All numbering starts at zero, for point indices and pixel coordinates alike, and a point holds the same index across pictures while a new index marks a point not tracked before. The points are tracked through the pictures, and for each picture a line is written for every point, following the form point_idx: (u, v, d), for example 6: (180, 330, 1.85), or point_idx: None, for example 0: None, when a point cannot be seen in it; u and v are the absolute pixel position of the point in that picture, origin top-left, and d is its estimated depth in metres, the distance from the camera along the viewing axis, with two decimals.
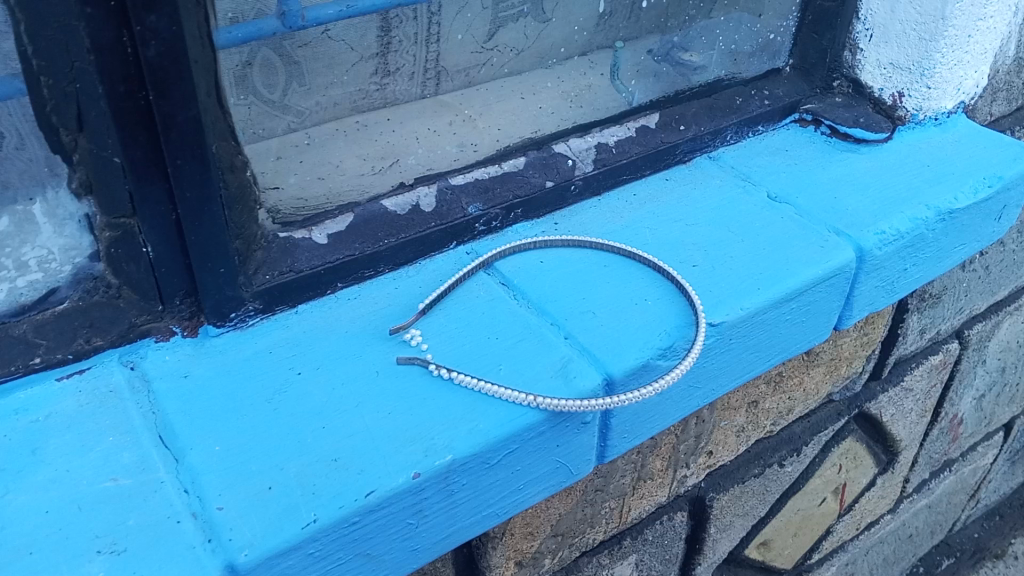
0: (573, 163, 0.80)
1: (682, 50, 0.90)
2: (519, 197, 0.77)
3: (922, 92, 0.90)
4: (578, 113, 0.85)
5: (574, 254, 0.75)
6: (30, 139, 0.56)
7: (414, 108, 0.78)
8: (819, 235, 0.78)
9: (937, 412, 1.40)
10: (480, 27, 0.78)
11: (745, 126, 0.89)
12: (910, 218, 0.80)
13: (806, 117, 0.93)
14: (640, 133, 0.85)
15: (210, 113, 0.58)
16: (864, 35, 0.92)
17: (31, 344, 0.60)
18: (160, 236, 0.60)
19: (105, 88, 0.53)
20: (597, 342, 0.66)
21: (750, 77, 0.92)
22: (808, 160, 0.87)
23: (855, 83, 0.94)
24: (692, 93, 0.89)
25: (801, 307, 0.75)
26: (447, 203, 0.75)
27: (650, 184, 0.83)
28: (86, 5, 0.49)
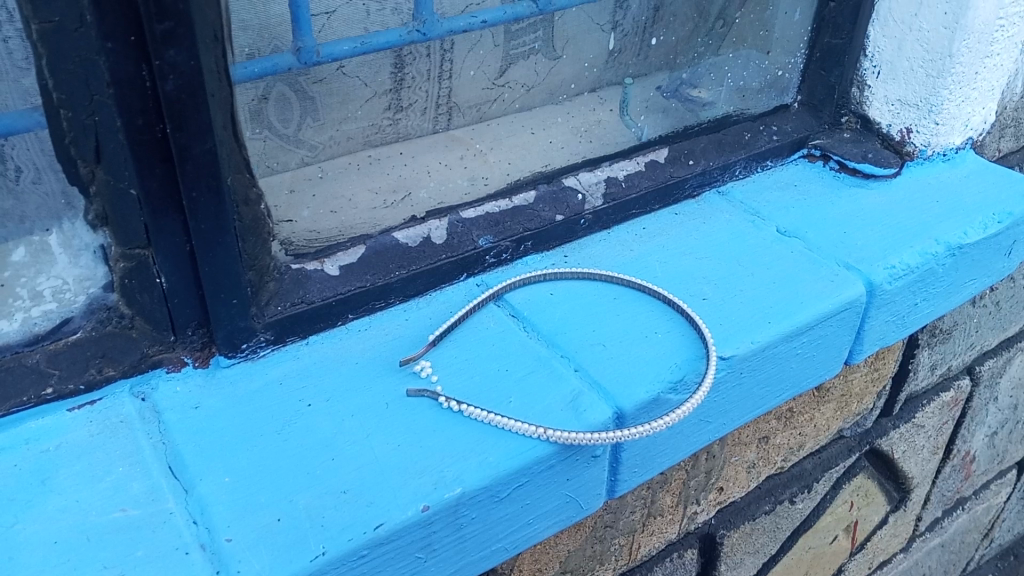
0: (583, 198, 0.80)
1: (691, 86, 0.91)
2: (530, 230, 0.77)
3: (930, 128, 0.91)
4: (587, 148, 0.85)
5: (583, 287, 0.75)
6: (47, 173, 0.57)
7: (426, 142, 0.80)
8: (829, 269, 0.78)
9: (949, 449, 1.38)
10: (491, 64, 0.81)
11: (754, 161, 0.90)
12: (919, 252, 0.81)
13: (814, 152, 0.93)
14: (650, 167, 0.84)
15: (225, 145, 0.59)
16: (871, 72, 0.92)
17: (44, 374, 0.60)
18: (173, 267, 0.60)
19: (123, 121, 0.54)
20: (607, 375, 0.66)
21: (758, 113, 0.92)
22: (817, 195, 0.88)
23: (863, 119, 0.95)
24: (702, 129, 0.89)
25: (811, 341, 0.75)
26: (458, 236, 0.75)
27: (660, 219, 0.84)
28: (107, 40, 0.50)
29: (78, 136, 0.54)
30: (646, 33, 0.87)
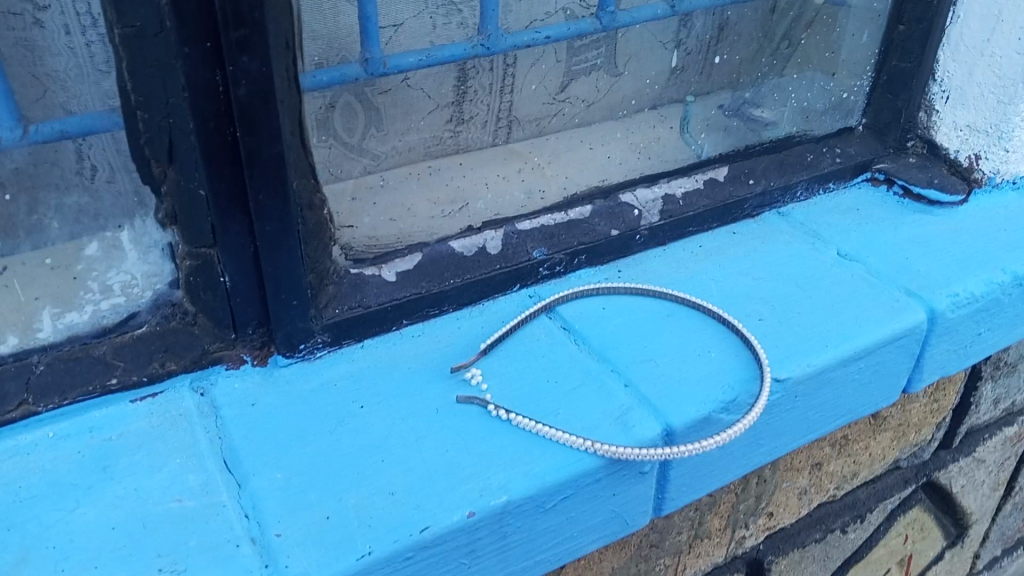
0: (639, 213, 0.79)
1: (753, 105, 0.91)
2: (584, 244, 0.77)
3: (1000, 155, 0.88)
4: (646, 163, 0.85)
5: (637, 302, 0.75)
6: (121, 173, 0.59)
7: (485, 154, 0.81)
8: (890, 295, 0.76)
9: (1011, 486, 1.34)
10: (553, 79, 0.83)
11: (817, 182, 0.88)
12: (985, 281, 0.78)
13: (878, 176, 0.91)
14: (708, 185, 0.83)
15: (293, 150, 0.60)
16: (940, 97, 0.89)
17: (109, 365, 0.62)
18: (237, 267, 0.62)
19: (196, 124, 0.55)
20: (658, 391, 0.66)
21: (821, 135, 0.90)
22: (880, 219, 0.86)
23: (929, 143, 0.91)
24: (763, 148, 0.87)
25: (868, 367, 0.74)
26: (513, 247, 0.74)
27: (717, 237, 0.83)
28: (184, 46, 0.52)
29: (152, 137, 0.57)
30: (709, 52, 0.89)
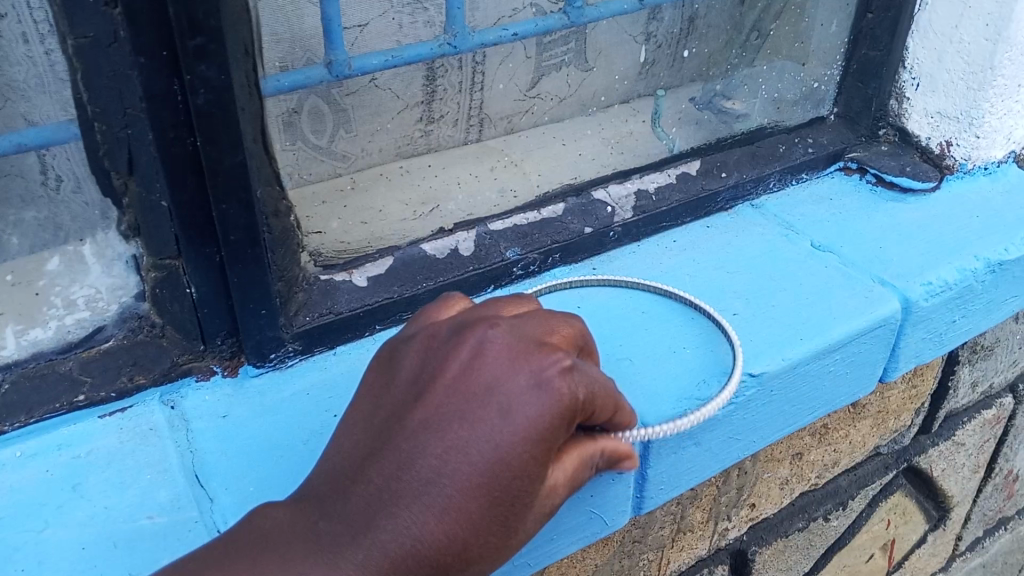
0: (612, 210, 0.79)
1: (725, 98, 0.90)
2: (558, 242, 0.75)
3: (970, 142, 0.87)
4: (619, 159, 0.85)
5: (611, 299, 0.74)
6: (86, 183, 0.58)
7: (457, 153, 0.81)
8: (864, 285, 0.76)
9: (991, 468, 1.35)
10: (523, 76, 0.83)
11: (789, 173, 0.87)
12: (958, 268, 0.78)
13: (851, 165, 0.90)
14: (681, 180, 0.82)
15: (256, 158, 0.59)
16: (910, 84, 0.89)
17: (76, 380, 0.61)
18: (204, 278, 0.61)
19: (155, 134, 0.54)
20: (633, 389, 0.66)
21: (793, 126, 0.89)
22: (853, 209, 0.86)
23: (900, 131, 0.91)
24: (734, 141, 0.87)
25: (844, 358, 0.74)
26: (486, 248, 0.74)
27: (690, 232, 0.82)
28: (140, 56, 0.51)
29: (111, 148, 0.55)
30: (680, 45, 0.88)
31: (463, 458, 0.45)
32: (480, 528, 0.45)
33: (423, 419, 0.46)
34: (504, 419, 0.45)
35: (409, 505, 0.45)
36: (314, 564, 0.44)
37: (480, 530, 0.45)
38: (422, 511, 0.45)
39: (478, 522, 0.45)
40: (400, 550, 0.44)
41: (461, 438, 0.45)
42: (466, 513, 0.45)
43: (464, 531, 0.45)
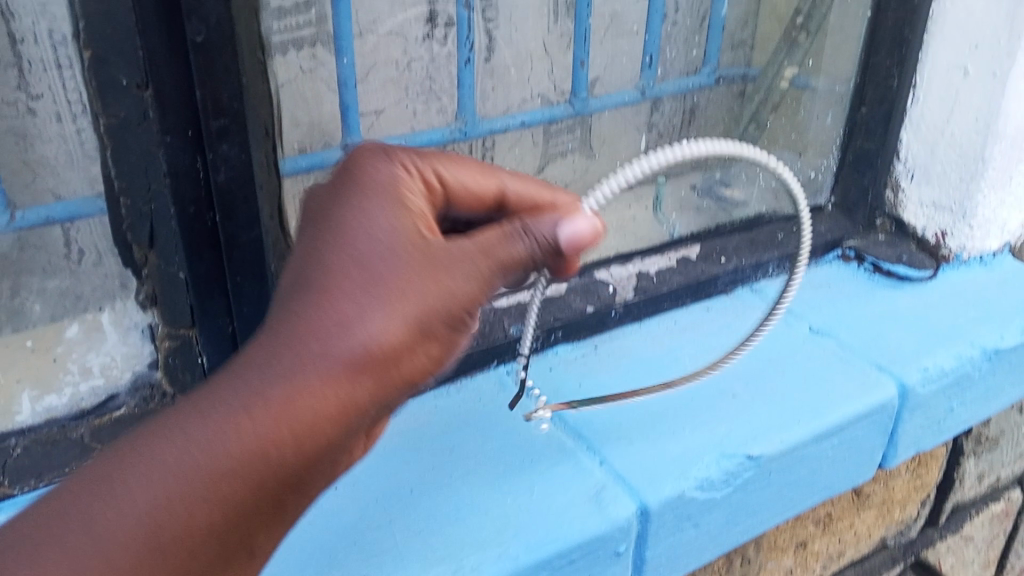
0: (613, 290, 0.80)
1: (723, 185, 0.96)
2: (559, 320, 0.77)
3: (965, 232, 0.89)
4: (621, 242, 0.86)
5: (612, 379, 0.75)
6: (107, 257, 0.62)
7: None
8: (861, 370, 0.77)
9: (1002, 563, 1.32)
10: (530, 161, 0.86)
11: (787, 260, 0.89)
12: (955, 355, 0.79)
13: (848, 253, 0.93)
14: (681, 264, 0.85)
15: (272, 234, 0.62)
16: (904, 174, 0.91)
17: (87, 447, 0.61)
18: (215, 348, 0.64)
19: (176, 210, 0.57)
20: (631, 468, 0.67)
21: (792, 214, 0.91)
22: (851, 296, 0.87)
23: (897, 221, 0.94)
24: (733, 227, 0.89)
25: (842, 443, 0.74)
26: (490, 324, 0.75)
27: (692, 313, 0.84)
28: (166, 135, 0.54)
29: (134, 223, 0.59)
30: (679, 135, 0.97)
31: (364, 251, 0.44)
32: (412, 295, 0.43)
33: (316, 244, 0.45)
34: (393, 204, 0.47)
35: (305, 335, 0.42)
36: (196, 426, 0.39)
37: (414, 307, 0.43)
38: (315, 341, 0.41)
39: (404, 281, 0.44)
40: (307, 361, 0.41)
41: (353, 236, 0.45)
42: (395, 284, 0.43)
43: (400, 318, 0.43)
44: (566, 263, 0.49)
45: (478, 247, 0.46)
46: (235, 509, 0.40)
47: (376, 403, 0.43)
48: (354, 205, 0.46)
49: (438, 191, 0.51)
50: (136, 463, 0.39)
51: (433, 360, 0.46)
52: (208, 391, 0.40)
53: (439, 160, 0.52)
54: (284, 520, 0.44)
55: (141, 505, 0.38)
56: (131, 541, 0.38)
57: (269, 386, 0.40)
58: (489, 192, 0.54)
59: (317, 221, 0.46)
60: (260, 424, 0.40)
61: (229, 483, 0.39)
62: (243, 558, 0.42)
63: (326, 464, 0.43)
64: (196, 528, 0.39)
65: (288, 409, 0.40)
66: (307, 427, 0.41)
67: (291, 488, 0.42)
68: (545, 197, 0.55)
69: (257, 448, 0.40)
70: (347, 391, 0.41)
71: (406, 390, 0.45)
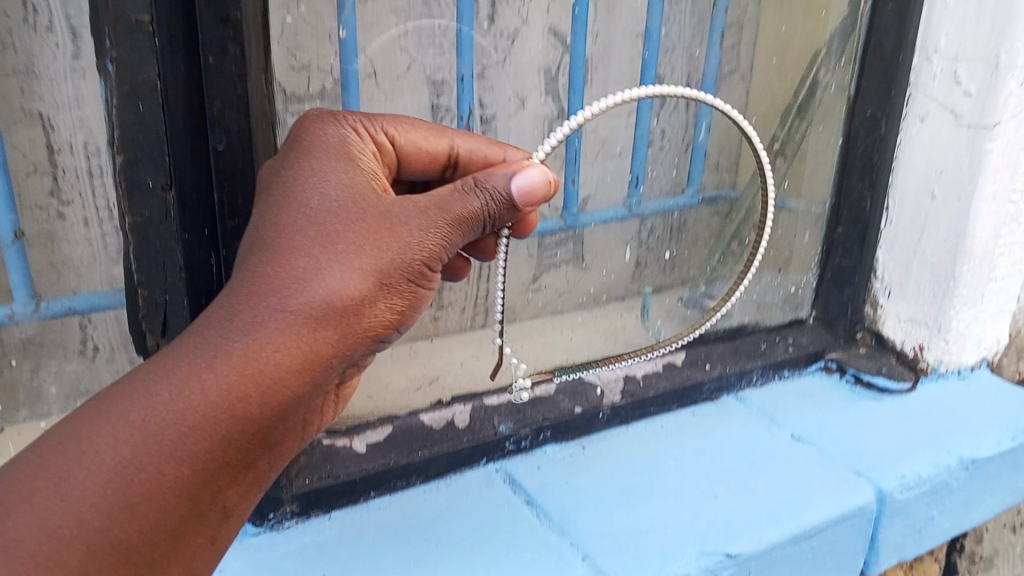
0: (601, 392, 0.84)
1: (708, 297, 0.98)
2: (548, 418, 0.80)
3: (942, 346, 0.93)
4: (608, 347, 0.92)
5: (598, 478, 0.78)
6: (120, 350, 0.74)
7: (466, 337, 0.91)
8: (839, 475, 0.79)
9: None
10: (525, 271, 0.93)
11: (771, 369, 0.93)
12: (932, 462, 0.82)
13: (830, 364, 0.96)
14: (667, 368, 0.89)
15: None
16: (883, 291, 0.96)
17: None
18: None
19: (189, 301, 0.62)
20: (613, 564, 0.68)
21: (773, 326, 0.97)
22: (833, 406, 0.90)
23: (877, 336, 0.98)
24: (717, 335, 0.94)
25: (822, 546, 0.76)
26: (480, 420, 0.79)
27: (678, 417, 0.87)
28: (186, 233, 0.60)
29: (149, 313, 0.63)
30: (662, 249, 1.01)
31: (315, 209, 0.51)
32: (363, 249, 0.51)
33: (270, 208, 0.52)
34: (340, 165, 0.54)
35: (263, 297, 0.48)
36: (167, 382, 0.45)
37: (368, 261, 0.51)
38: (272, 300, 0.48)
39: (358, 238, 0.51)
40: (267, 322, 0.48)
41: (303, 192, 0.52)
42: (347, 238, 0.51)
43: (352, 268, 0.50)
44: (520, 211, 0.58)
45: (433, 200, 0.54)
46: (203, 464, 0.45)
47: (340, 349, 0.51)
48: (305, 163, 0.54)
49: (390, 148, 0.62)
50: (103, 425, 0.44)
51: (395, 312, 0.54)
52: (174, 354, 0.47)
53: (390, 122, 0.62)
54: (257, 477, 0.50)
55: (109, 467, 0.43)
56: (103, 497, 0.43)
57: (231, 340, 0.47)
58: (439, 150, 0.66)
59: (270, 181, 0.54)
60: (223, 378, 0.46)
61: (195, 433, 0.45)
62: (218, 518, 0.48)
63: (295, 412, 0.50)
64: (166, 486, 0.44)
65: (250, 363, 0.47)
66: (269, 373, 0.47)
67: (258, 441, 0.48)
68: (489, 153, 0.68)
69: (221, 401, 0.46)
70: (308, 341, 0.49)
71: (369, 339, 0.53)
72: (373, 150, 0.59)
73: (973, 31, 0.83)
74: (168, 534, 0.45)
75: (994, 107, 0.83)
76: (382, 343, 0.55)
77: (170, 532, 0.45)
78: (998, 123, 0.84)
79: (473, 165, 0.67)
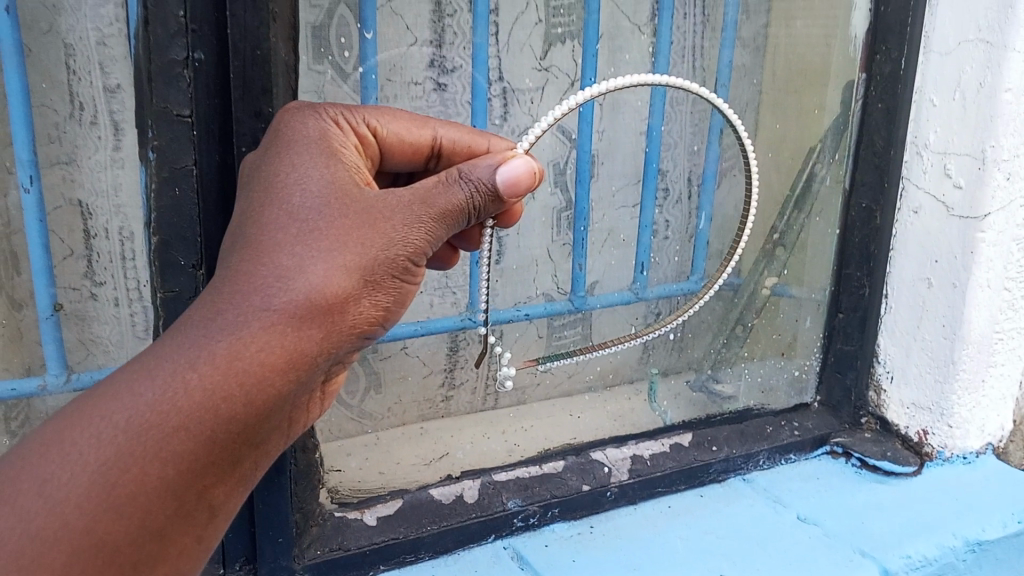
0: (608, 470, 0.86)
1: (714, 381, 1.05)
2: (556, 495, 0.82)
3: (945, 430, 0.94)
4: (613, 427, 0.96)
5: (605, 556, 0.78)
6: None
7: (484, 413, 0.98)
8: (844, 555, 0.80)
9: None
10: (535, 350, 1.01)
11: (778, 452, 0.94)
12: (937, 543, 0.82)
13: (836, 448, 0.98)
14: (673, 448, 0.91)
15: None
16: (885, 376, 0.98)
17: None
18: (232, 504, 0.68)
19: None
20: None
21: (779, 410, 0.99)
22: (839, 488, 0.91)
23: (881, 420, 0.99)
24: (723, 418, 0.97)
25: None
26: (489, 496, 0.80)
27: (685, 498, 0.88)
28: None
29: None
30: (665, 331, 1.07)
31: (298, 207, 0.51)
32: (348, 246, 0.50)
33: (255, 208, 0.52)
34: (321, 160, 0.54)
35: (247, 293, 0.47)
36: (146, 381, 0.44)
37: (352, 258, 0.50)
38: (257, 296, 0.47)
39: (341, 235, 0.50)
40: (251, 318, 0.46)
41: (286, 192, 0.52)
42: (330, 236, 0.50)
43: (335, 266, 0.49)
44: (503, 203, 0.59)
45: (415, 197, 0.55)
46: (188, 464, 0.44)
47: (326, 348, 0.49)
48: (288, 160, 0.54)
49: (373, 141, 0.62)
50: (87, 426, 0.42)
51: (380, 309, 0.53)
52: (157, 354, 0.45)
53: (372, 114, 0.63)
54: (243, 475, 0.48)
55: (93, 467, 0.42)
56: (84, 500, 0.41)
57: (214, 340, 0.45)
58: (422, 141, 0.67)
59: (254, 180, 0.53)
60: (207, 377, 0.44)
61: (181, 432, 0.44)
62: (204, 517, 0.46)
63: (280, 412, 0.49)
64: (150, 487, 0.43)
65: (235, 360, 0.45)
66: (253, 372, 0.46)
67: (242, 440, 0.47)
68: (469, 142, 0.69)
69: (205, 401, 0.44)
70: (294, 339, 0.47)
71: (358, 336, 0.52)
72: (355, 143, 0.59)
73: (959, 126, 0.87)
74: (153, 535, 0.43)
75: (983, 198, 0.86)
76: (368, 340, 0.54)
77: (154, 532, 0.43)
78: (988, 213, 0.86)
79: (456, 155, 0.69)
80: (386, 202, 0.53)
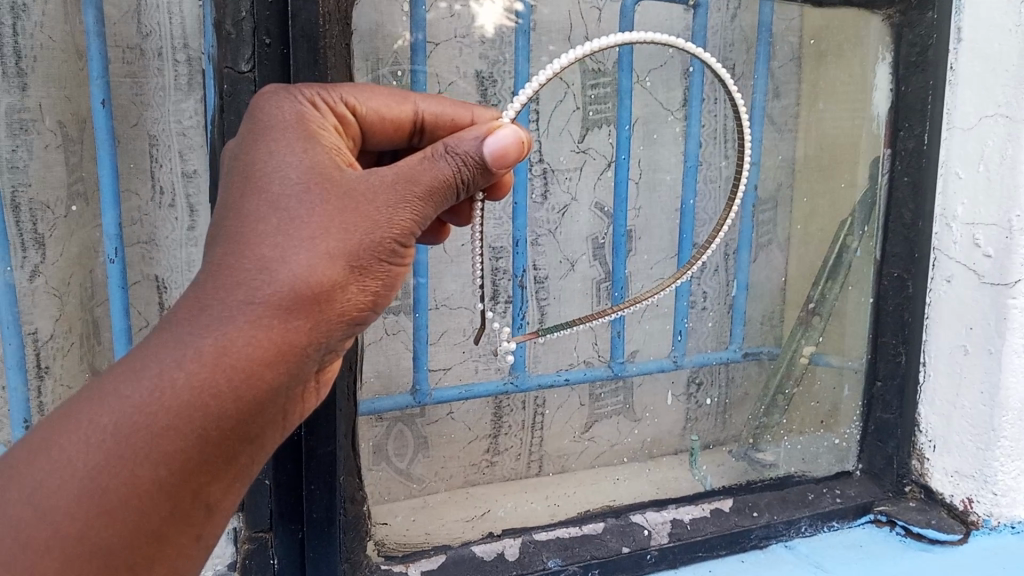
0: (648, 533, 0.87)
1: (756, 450, 1.08)
2: (597, 555, 0.83)
3: (990, 497, 0.92)
4: (657, 493, 0.98)
5: None
6: None
7: (527, 479, 1.04)
8: None
9: None
10: (578, 419, 1.14)
11: (820, 519, 0.94)
12: None
13: (880, 516, 0.97)
14: (714, 513, 0.92)
15: (344, 450, 0.73)
16: (928, 445, 0.97)
17: None
18: (286, 552, 0.73)
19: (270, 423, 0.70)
20: None
21: (820, 477, 0.99)
22: (881, 556, 0.90)
23: (925, 488, 0.97)
24: (764, 485, 0.98)
25: None
26: (530, 554, 0.82)
27: (726, 563, 0.88)
28: None
29: None
30: (698, 397, 1.19)
31: (279, 196, 0.50)
32: (332, 233, 0.49)
33: (235, 200, 0.50)
34: (300, 145, 0.53)
35: (226, 288, 0.46)
36: (126, 383, 0.44)
37: (338, 245, 0.49)
38: (239, 290, 0.46)
39: (326, 224, 0.49)
40: (233, 314, 0.46)
41: (266, 183, 0.50)
42: (313, 224, 0.49)
43: (318, 253, 0.48)
44: (493, 173, 0.59)
45: (398, 178, 0.54)
46: (181, 463, 0.44)
47: (315, 338, 0.49)
48: (266, 148, 0.52)
49: (354, 121, 0.61)
50: (76, 432, 0.42)
51: (372, 294, 0.52)
52: (138, 356, 0.45)
53: (350, 91, 0.61)
54: (240, 471, 0.47)
55: (84, 473, 0.42)
56: (79, 505, 0.42)
57: (199, 338, 0.45)
58: (404, 116, 0.65)
59: (234, 170, 0.52)
60: (193, 375, 0.44)
61: (170, 433, 0.43)
62: (203, 517, 0.46)
63: (272, 402, 0.48)
64: (142, 489, 0.43)
65: (221, 357, 0.45)
66: (240, 367, 0.45)
67: (236, 435, 0.46)
68: (454, 113, 0.68)
69: (192, 399, 0.44)
70: (278, 330, 0.46)
71: (350, 323, 0.51)
72: (333, 122, 0.58)
73: (985, 199, 0.87)
74: (150, 537, 0.43)
75: (1013, 266, 0.86)
76: (363, 327, 0.54)
77: (151, 535, 0.43)
78: (1019, 280, 0.86)
79: (439, 128, 0.68)
80: (370, 188, 0.52)
